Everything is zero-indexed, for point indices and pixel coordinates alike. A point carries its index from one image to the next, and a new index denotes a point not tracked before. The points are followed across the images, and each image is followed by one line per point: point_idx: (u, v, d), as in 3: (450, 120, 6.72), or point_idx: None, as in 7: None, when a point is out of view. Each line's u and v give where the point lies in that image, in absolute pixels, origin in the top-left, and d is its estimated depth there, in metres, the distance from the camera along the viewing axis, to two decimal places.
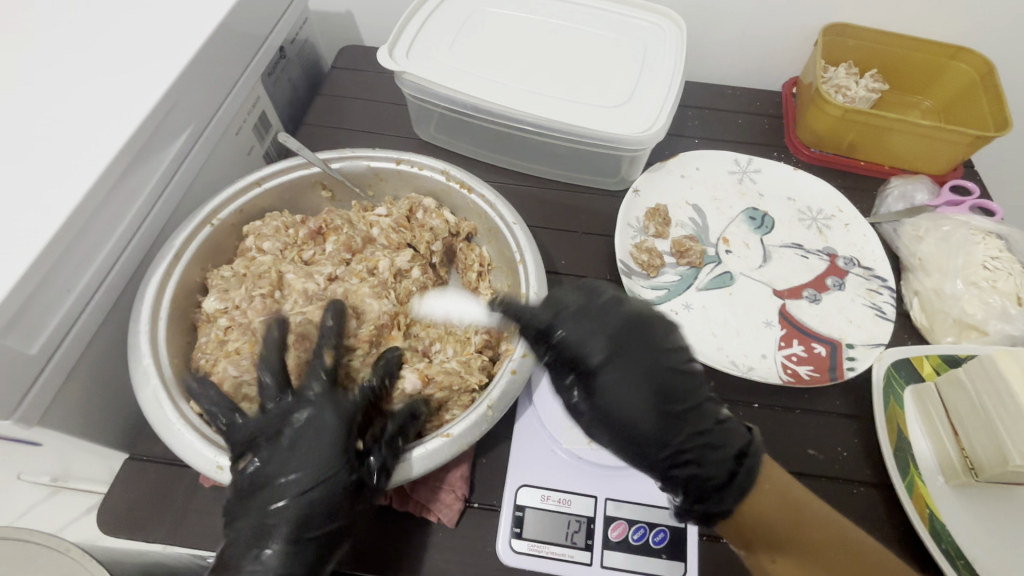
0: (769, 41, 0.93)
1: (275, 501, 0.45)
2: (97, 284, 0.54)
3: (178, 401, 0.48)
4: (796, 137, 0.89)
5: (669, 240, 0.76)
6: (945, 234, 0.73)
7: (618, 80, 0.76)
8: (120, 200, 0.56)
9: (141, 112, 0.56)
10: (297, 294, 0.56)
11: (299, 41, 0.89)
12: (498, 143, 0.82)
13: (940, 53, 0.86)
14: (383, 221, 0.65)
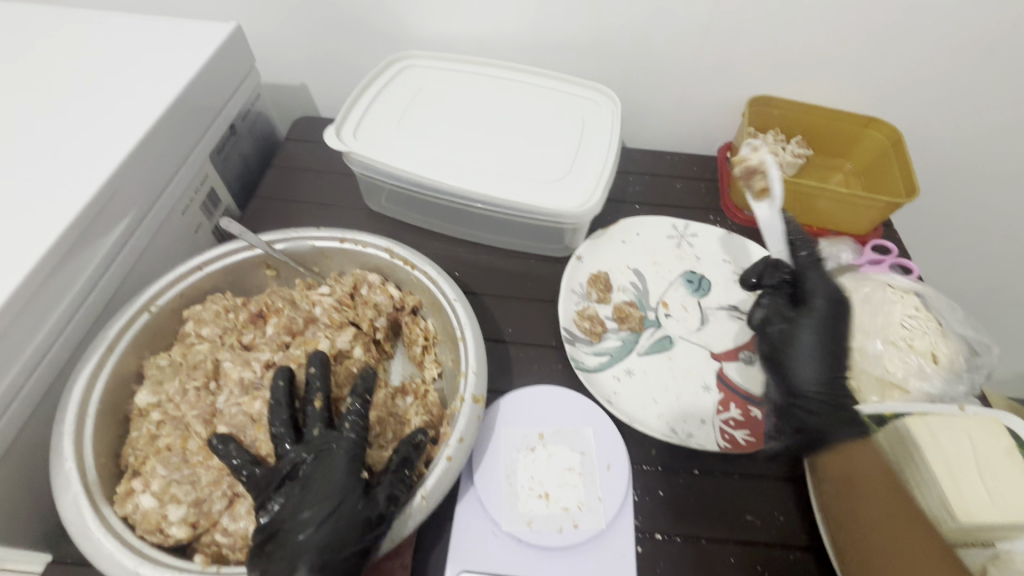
0: (702, 112, 1.00)
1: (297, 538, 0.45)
2: (23, 381, 0.53)
3: (101, 506, 0.47)
4: (731, 201, 0.94)
5: (611, 306, 0.79)
6: (867, 294, 0.77)
7: (557, 155, 0.80)
8: (55, 293, 0.56)
9: (78, 205, 0.57)
10: (233, 383, 0.56)
11: (252, 116, 0.91)
12: (446, 214, 0.84)
13: (853, 122, 0.94)
14: (325, 300, 0.66)
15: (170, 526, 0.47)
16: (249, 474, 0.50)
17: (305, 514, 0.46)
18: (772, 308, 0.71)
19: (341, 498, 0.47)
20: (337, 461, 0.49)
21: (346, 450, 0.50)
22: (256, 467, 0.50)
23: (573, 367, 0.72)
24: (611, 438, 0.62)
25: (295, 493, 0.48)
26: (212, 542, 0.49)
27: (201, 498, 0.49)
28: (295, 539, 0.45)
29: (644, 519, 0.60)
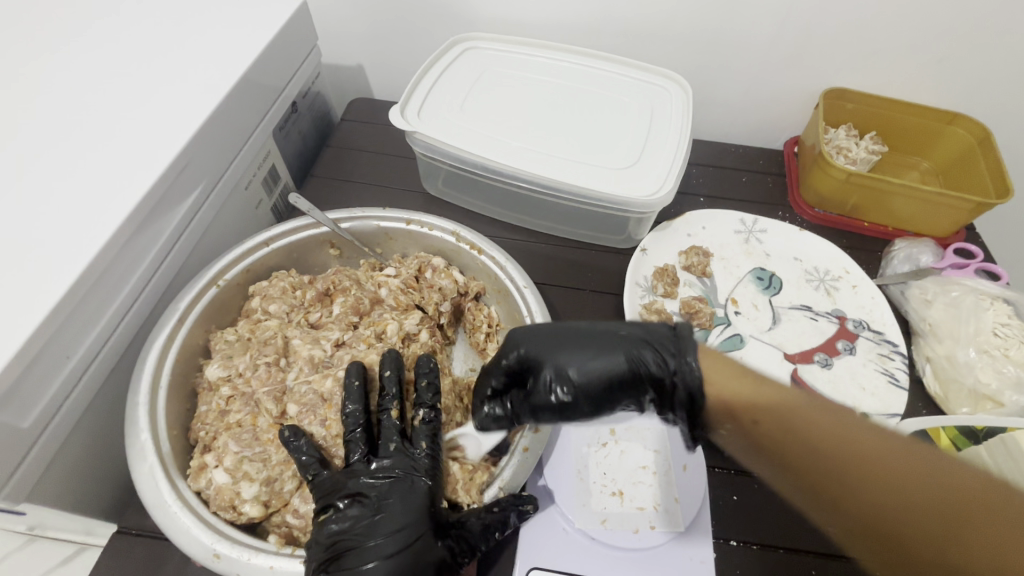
0: (771, 103, 0.95)
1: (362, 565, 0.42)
2: (96, 350, 0.52)
3: (175, 479, 0.46)
4: (800, 197, 0.90)
5: (678, 301, 0.76)
6: (954, 299, 0.72)
7: (626, 142, 0.77)
8: (128, 262, 0.55)
9: (153, 174, 0.56)
10: (303, 361, 0.54)
11: (311, 94, 0.90)
12: (507, 200, 0.82)
13: (936, 118, 0.88)
14: (391, 281, 0.65)
15: (244, 504, 0.46)
16: (314, 475, 0.47)
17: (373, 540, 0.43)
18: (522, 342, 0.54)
19: (413, 527, 0.45)
20: (410, 489, 0.46)
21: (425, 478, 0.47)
22: (323, 468, 0.48)
23: None
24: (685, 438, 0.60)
25: (362, 515, 0.45)
26: (283, 523, 0.48)
27: (273, 477, 0.48)
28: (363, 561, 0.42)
29: (719, 522, 0.55)
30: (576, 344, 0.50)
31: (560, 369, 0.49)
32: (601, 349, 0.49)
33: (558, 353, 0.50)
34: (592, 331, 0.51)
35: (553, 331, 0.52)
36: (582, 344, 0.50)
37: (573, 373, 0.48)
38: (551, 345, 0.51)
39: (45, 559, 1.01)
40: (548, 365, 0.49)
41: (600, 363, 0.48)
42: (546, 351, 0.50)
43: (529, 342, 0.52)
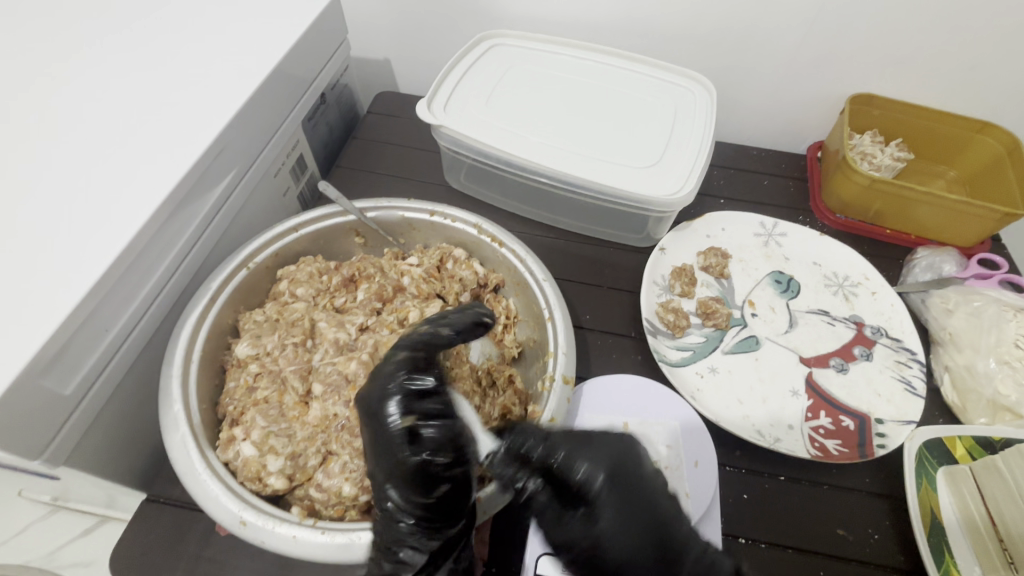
0: (795, 107, 0.95)
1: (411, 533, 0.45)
2: (133, 325, 0.55)
3: (205, 450, 0.49)
4: (822, 202, 0.90)
5: (694, 301, 0.76)
6: (976, 309, 0.72)
7: (648, 141, 0.77)
8: (165, 241, 0.57)
9: (191, 158, 0.58)
10: (329, 343, 0.56)
11: (339, 86, 0.92)
12: (528, 195, 0.83)
13: (965, 127, 0.87)
14: (414, 270, 0.66)
15: (269, 476, 0.48)
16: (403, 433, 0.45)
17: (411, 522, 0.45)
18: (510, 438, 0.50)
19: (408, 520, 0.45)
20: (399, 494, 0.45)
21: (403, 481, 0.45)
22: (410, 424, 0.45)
23: (655, 360, 0.70)
24: (697, 435, 0.60)
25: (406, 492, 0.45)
26: (306, 496, 0.49)
27: (298, 452, 0.50)
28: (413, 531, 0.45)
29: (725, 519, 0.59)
30: (620, 479, 0.48)
31: (584, 490, 0.48)
32: (635, 504, 0.47)
33: (610, 486, 0.48)
34: (639, 482, 0.49)
35: (621, 452, 0.50)
36: (626, 491, 0.48)
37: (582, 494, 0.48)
38: (593, 455, 0.49)
39: (70, 527, 1.05)
40: (575, 473, 0.48)
41: (622, 531, 0.47)
42: (600, 461, 0.49)
43: (582, 451, 0.49)
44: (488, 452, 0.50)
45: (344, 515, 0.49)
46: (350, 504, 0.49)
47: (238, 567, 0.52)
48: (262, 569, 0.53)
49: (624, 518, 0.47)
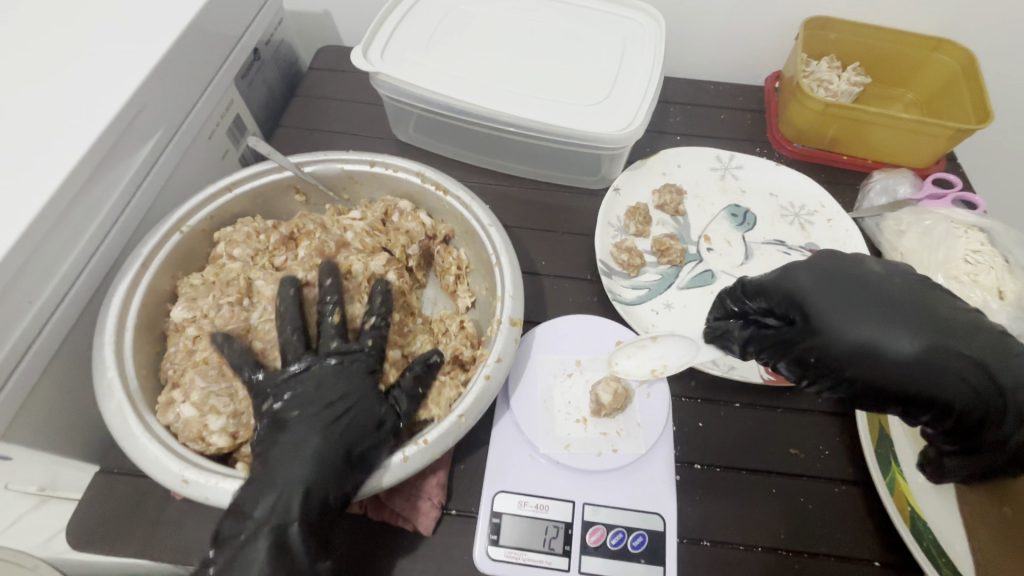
0: (751, 37, 0.92)
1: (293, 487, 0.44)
2: (59, 297, 0.53)
3: (144, 414, 0.48)
4: (779, 132, 0.89)
5: (649, 239, 0.75)
6: (926, 228, 0.72)
7: (596, 78, 0.75)
8: (86, 209, 0.54)
9: (104, 117, 0.55)
10: (267, 301, 0.56)
11: (275, 42, 0.87)
12: (478, 143, 0.80)
13: (922, 46, 0.84)
14: (357, 224, 0.65)
15: (212, 435, 0.48)
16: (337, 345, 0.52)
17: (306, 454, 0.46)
18: (844, 277, 0.49)
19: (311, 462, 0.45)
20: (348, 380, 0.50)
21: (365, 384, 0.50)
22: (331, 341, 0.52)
23: (610, 300, 0.69)
24: (651, 383, 0.61)
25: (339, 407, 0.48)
26: (253, 452, 0.50)
27: (241, 410, 0.50)
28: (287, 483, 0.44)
29: (682, 448, 0.59)
30: (880, 290, 0.47)
31: (838, 331, 0.46)
32: (923, 302, 0.47)
33: (841, 300, 0.47)
34: (932, 292, 0.47)
35: (838, 262, 0.51)
36: (921, 311, 0.46)
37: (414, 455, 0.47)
38: (834, 277, 0.49)
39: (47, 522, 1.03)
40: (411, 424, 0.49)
41: (959, 343, 0.45)
42: (826, 290, 0.48)
43: (340, 370, 0.50)
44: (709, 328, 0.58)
45: None
46: None
47: (196, 527, 0.52)
48: (222, 528, 0.53)
49: (945, 329, 0.45)
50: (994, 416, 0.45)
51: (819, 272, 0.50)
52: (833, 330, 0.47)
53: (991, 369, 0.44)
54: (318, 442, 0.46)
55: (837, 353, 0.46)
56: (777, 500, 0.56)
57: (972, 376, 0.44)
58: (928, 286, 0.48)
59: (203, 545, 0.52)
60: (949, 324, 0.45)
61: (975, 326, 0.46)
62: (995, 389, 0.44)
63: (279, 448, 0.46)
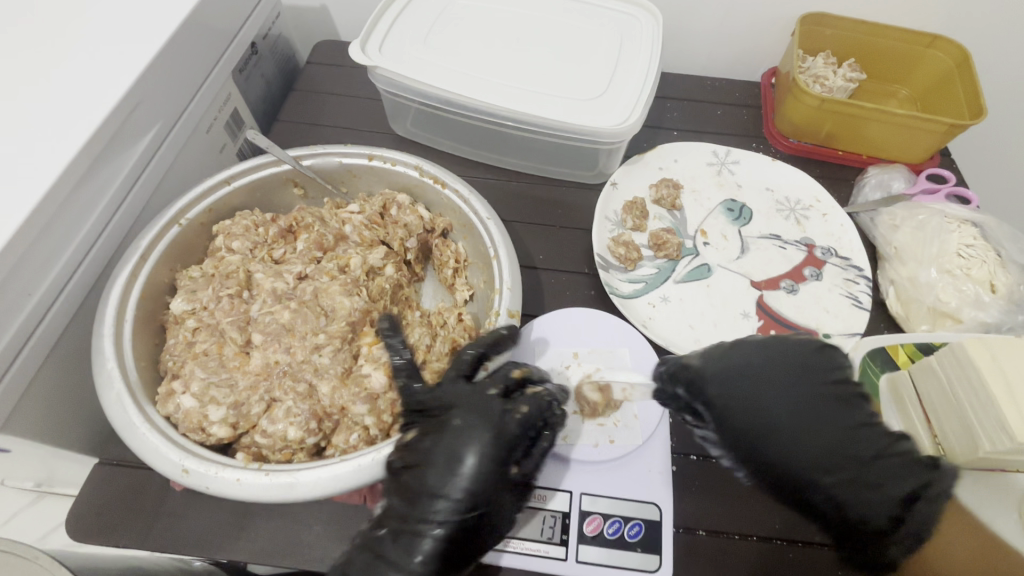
0: (748, 33, 0.92)
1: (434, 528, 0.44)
2: (58, 289, 0.53)
3: (143, 405, 0.48)
4: (775, 128, 0.89)
5: (646, 233, 0.76)
6: (921, 222, 0.73)
7: (593, 73, 0.75)
8: (84, 201, 0.54)
9: (102, 110, 0.55)
10: (266, 293, 0.56)
11: (272, 36, 0.87)
12: (476, 137, 0.81)
13: (917, 42, 0.85)
14: (355, 218, 0.65)
15: (212, 426, 0.48)
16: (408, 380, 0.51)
17: (436, 492, 0.46)
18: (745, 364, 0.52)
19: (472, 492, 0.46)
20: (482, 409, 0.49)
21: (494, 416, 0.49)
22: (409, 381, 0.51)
23: (607, 293, 0.70)
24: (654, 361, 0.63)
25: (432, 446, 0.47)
26: (252, 443, 0.49)
27: (240, 401, 0.50)
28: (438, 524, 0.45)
29: (678, 439, 0.59)
30: (770, 389, 0.50)
31: (727, 418, 0.51)
32: (811, 411, 0.49)
33: (737, 383, 0.51)
34: (821, 392, 0.50)
35: (761, 351, 0.53)
36: (801, 405, 0.49)
37: (479, 442, 0.47)
38: (744, 367, 0.52)
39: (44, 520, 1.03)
40: (457, 409, 0.49)
41: (824, 461, 0.47)
42: (723, 374, 0.52)
43: (474, 403, 0.49)
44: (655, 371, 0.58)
45: (292, 458, 0.50)
46: (297, 447, 0.49)
47: (196, 518, 0.53)
48: (222, 519, 0.53)
49: (817, 443, 0.48)
50: (849, 522, 0.48)
51: (726, 354, 0.53)
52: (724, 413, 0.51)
53: (843, 494, 0.47)
54: (419, 479, 0.46)
55: (720, 429, 0.51)
56: (772, 490, 0.57)
57: (823, 497, 0.47)
58: (831, 396, 0.49)
59: (203, 535, 0.52)
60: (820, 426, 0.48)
61: (848, 435, 0.48)
62: (845, 513, 0.47)
63: (431, 477, 0.46)
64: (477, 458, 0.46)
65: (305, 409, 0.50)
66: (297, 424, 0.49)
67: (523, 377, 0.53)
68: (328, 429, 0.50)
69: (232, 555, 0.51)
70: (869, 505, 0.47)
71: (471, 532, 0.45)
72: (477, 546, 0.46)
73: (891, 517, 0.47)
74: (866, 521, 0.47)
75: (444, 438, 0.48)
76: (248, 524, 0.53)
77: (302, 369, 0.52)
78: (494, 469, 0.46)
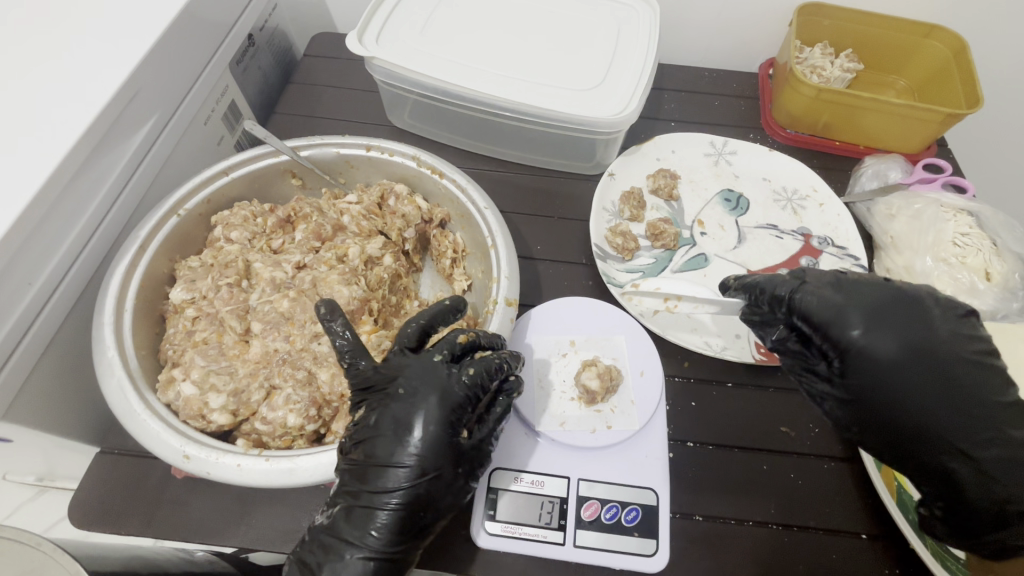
0: (744, 25, 0.93)
1: (386, 500, 0.44)
2: (58, 279, 0.53)
3: (144, 393, 0.49)
4: (773, 119, 0.89)
5: (644, 223, 0.76)
6: (916, 211, 0.73)
7: (591, 63, 0.75)
8: (83, 192, 0.55)
9: (101, 100, 0.55)
10: (265, 282, 0.56)
11: (269, 28, 0.87)
12: (473, 129, 0.81)
13: (914, 32, 0.85)
14: (353, 208, 0.65)
15: (212, 413, 0.49)
16: (351, 362, 0.49)
17: (391, 461, 0.45)
18: (887, 314, 0.49)
19: (424, 463, 0.45)
20: (436, 380, 0.48)
21: (453, 385, 0.48)
22: (355, 358, 0.50)
23: (604, 283, 0.70)
24: (645, 349, 0.63)
25: (381, 413, 0.47)
26: (252, 430, 0.50)
27: (240, 389, 0.50)
28: (387, 498, 0.45)
29: (674, 427, 0.60)
30: (916, 342, 0.48)
31: (868, 371, 0.48)
32: (959, 377, 0.47)
33: (880, 334, 0.48)
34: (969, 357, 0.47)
35: (906, 300, 0.49)
36: (944, 365, 0.47)
37: (426, 408, 0.46)
38: (890, 315, 0.49)
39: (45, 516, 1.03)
40: (401, 378, 0.48)
41: (966, 425, 0.46)
42: (864, 320, 0.48)
43: (427, 375, 0.48)
44: (748, 308, 0.57)
45: (292, 445, 0.50)
46: (297, 434, 0.49)
47: (198, 505, 0.53)
48: (223, 506, 0.53)
49: (961, 407, 0.46)
50: (976, 490, 0.46)
51: (869, 303, 0.49)
52: (864, 364, 0.48)
53: (988, 463, 0.45)
54: (370, 454, 0.46)
55: (854, 387, 0.49)
56: (768, 476, 0.57)
57: (963, 464, 0.46)
58: (979, 362, 0.47)
59: (205, 522, 0.53)
60: (961, 388, 0.47)
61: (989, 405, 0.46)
62: (972, 477, 0.46)
63: (381, 449, 0.46)
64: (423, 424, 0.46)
65: (304, 397, 0.50)
66: (296, 411, 0.49)
67: (470, 341, 0.51)
68: (328, 417, 0.51)
69: (234, 541, 0.52)
70: (1014, 481, 0.45)
71: (422, 504, 0.45)
72: (429, 517, 0.45)
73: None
74: (1008, 499, 0.45)
75: (387, 404, 0.47)
76: (249, 511, 0.53)
77: (301, 357, 0.52)
78: (442, 434, 0.46)
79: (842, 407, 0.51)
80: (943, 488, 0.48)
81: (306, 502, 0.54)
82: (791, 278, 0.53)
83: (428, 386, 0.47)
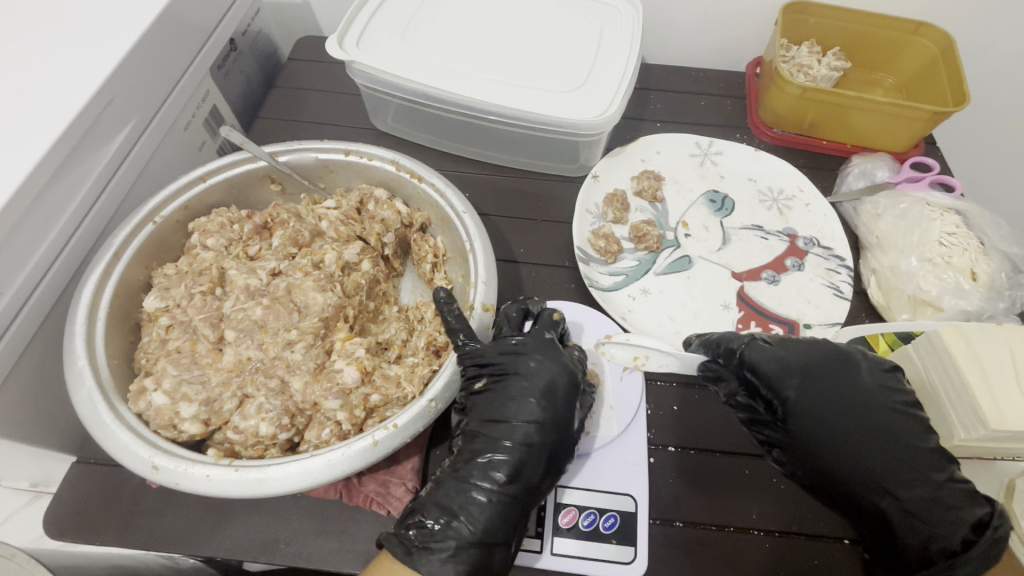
0: (730, 23, 0.92)
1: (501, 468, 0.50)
2: (31, 288, 0.53)
3: (115, 403, 0.48)
4: (760, 118, 0.89)
5: (627, 226, 0.75)
6: (902, 211, 0.72)
7: (573, 65, 0.74)
8: (55, 200, 0.54)
9: (74, 108, 0.54)
10: (239, 290, 0.56)
11: (252, 32, 0.86)
12: (456, 131, 0.80)
13: (901, 29, 0.84)
14: (331, 213, 0.65)
15: (183, 423, 0.48)
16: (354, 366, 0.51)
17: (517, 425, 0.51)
18: (824, 366, 0.54)
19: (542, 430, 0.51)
20: (551, 359, 0.54)
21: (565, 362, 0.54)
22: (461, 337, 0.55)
23: (587, 286, 0.70)
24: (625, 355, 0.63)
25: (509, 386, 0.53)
26: (225, 439, 0.49)
27: (213, 398, 0.50)
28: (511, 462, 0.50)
29: (655, 431, 0.59)
30: (848, 395, 0.52)
31: (808, 420, 0.52)
32: (888, 426, 0.51)
33: (814, 385, 0.53)
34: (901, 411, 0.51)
35: (840, 356, 0.54)
36: (875, 416, 0.51)
37: (554, 379, 0.53)
38: (827, 372, 0.53)
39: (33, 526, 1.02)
40: (530, 353, 0.54)
41: (896, 470, 0.49)
42: (800, 373, 0.53)
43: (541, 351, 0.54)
44: (704, 363, 0.59)
45: (265, 454, 0.50)
46: (270, 443, 0.49)
47: (173, 514, 0.53)
48: (199, 515, 0.53)
49: (890, 452, 0.50)
50: (908, 530, 0.48)
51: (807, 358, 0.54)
52: (802, 413, 0.52)
53: (914, 505, 0.48)
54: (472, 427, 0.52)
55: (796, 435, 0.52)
56: (749, 481, 0.56)
57: (893, 503, 0.49)
58: (908, 413, 0.51)
59: (180, 532, 0.52)
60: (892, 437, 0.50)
61: (916, 454, 0.49)
62: (904, 517, 0.48)
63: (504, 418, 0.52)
64: (552, 396, 0.52)
65: (277, 405, 0.49)
66: (268, 420, 0.49)
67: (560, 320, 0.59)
68: (302, 425, 0.50)
69: (209, 551, 0.52)
70: (940, 522, 0.47)
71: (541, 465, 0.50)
72: (539, 482, 0.50)
73: (962, 539, 0.47)
74: (933, 538, 0.47)
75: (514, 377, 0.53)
76: (223, 521, 0.53)
77: (274, 365, 0.52)
78: (559, 404, 0.52)
79: (785, 454, 0.53)
80: (877, 532, 0.50)
81: (280, 509, 0.53)
82: (744, 335, 0.58)
83: (552, 363, 0.54)
